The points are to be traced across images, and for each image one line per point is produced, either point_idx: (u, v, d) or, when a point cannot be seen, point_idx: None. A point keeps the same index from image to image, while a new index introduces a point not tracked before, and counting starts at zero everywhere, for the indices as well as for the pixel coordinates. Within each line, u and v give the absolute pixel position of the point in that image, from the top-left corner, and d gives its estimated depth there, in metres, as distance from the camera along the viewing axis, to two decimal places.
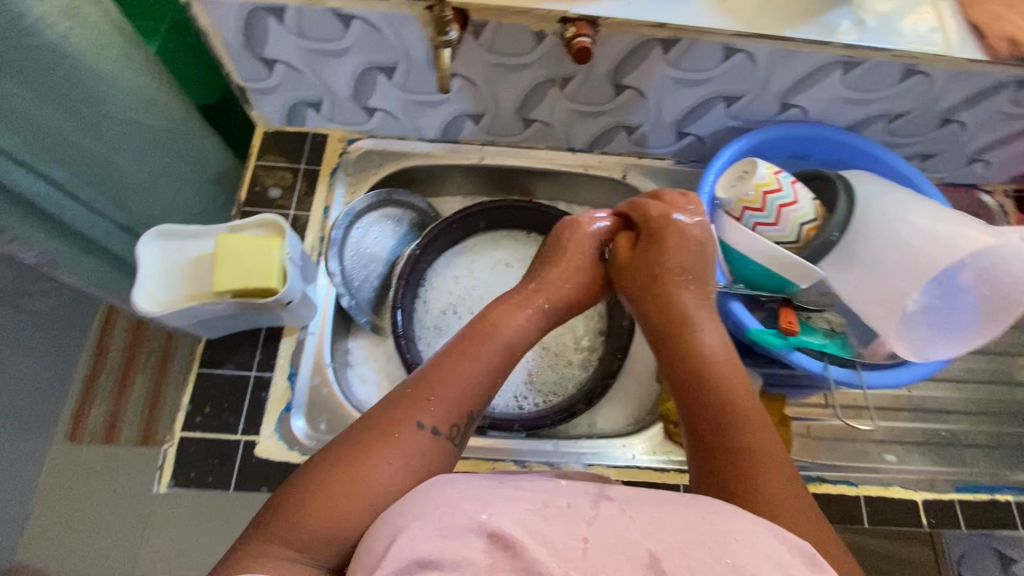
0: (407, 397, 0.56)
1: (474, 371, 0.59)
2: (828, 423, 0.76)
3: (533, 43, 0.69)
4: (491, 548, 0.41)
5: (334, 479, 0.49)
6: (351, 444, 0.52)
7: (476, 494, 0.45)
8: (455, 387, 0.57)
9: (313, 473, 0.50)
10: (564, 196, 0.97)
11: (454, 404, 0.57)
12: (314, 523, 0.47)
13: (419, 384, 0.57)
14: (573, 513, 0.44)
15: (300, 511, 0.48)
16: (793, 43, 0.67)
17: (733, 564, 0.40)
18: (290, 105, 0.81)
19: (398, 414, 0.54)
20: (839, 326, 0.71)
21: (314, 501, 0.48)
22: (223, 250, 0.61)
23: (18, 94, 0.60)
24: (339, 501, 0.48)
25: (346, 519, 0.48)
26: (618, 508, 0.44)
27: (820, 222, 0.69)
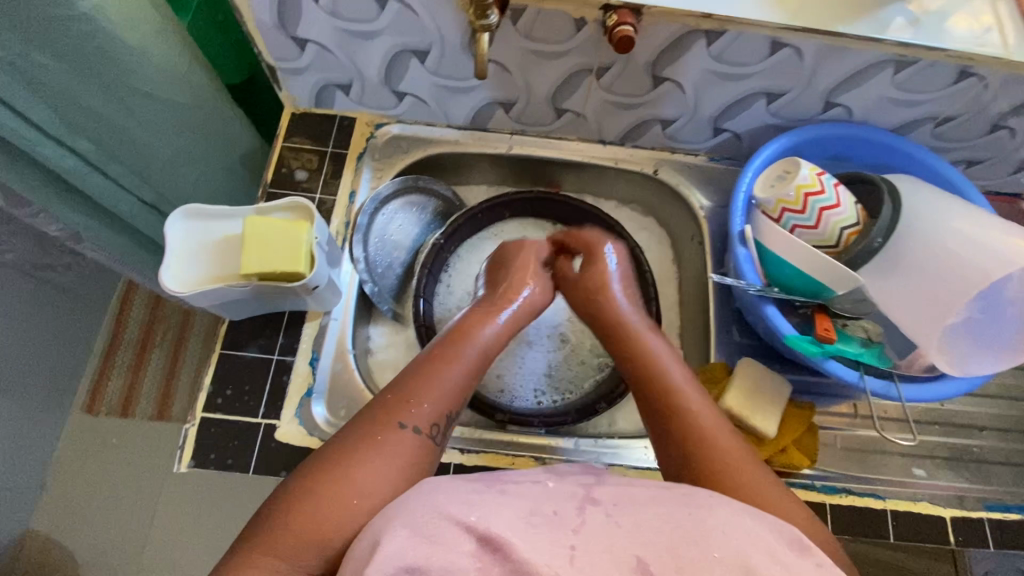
0: (385, 402, 0.58)
1: (449, 374, 0.62)
2: (855, 433, 0.74)
3: (572, 30, 0.67)
4: (481, 552, 0.42)
5: (318, 485, 0.50)
6: (335, 449, 0.53)
7: (462, 500, 0.47)
8: (431, 389, 0.60)
9: (298, 478, 0.51)
10: (592, 189, 0.95)
11: (432, 405, 0.59)
12: (301, 529, 0.48)
13: (396, 388, 0.60)
14: (559, 521, 0.45)
15: (286, 517, 0.48)
16: (844, 39, 0.64)
17: (721, 556, 0.41)
18: (319, 86, 0.80)
19: (378, 417, 0.56)
20: (875, 336, 0.67)
21: (299, 508, 0.49)
22: (250, 232, 0.61)
23: (49, 66, 0.59)
24: (322, 506, 0.49)
25: (331, 522, 0.48)
26: (602, 515, 0.46)
27: (861, 227, 0.67)
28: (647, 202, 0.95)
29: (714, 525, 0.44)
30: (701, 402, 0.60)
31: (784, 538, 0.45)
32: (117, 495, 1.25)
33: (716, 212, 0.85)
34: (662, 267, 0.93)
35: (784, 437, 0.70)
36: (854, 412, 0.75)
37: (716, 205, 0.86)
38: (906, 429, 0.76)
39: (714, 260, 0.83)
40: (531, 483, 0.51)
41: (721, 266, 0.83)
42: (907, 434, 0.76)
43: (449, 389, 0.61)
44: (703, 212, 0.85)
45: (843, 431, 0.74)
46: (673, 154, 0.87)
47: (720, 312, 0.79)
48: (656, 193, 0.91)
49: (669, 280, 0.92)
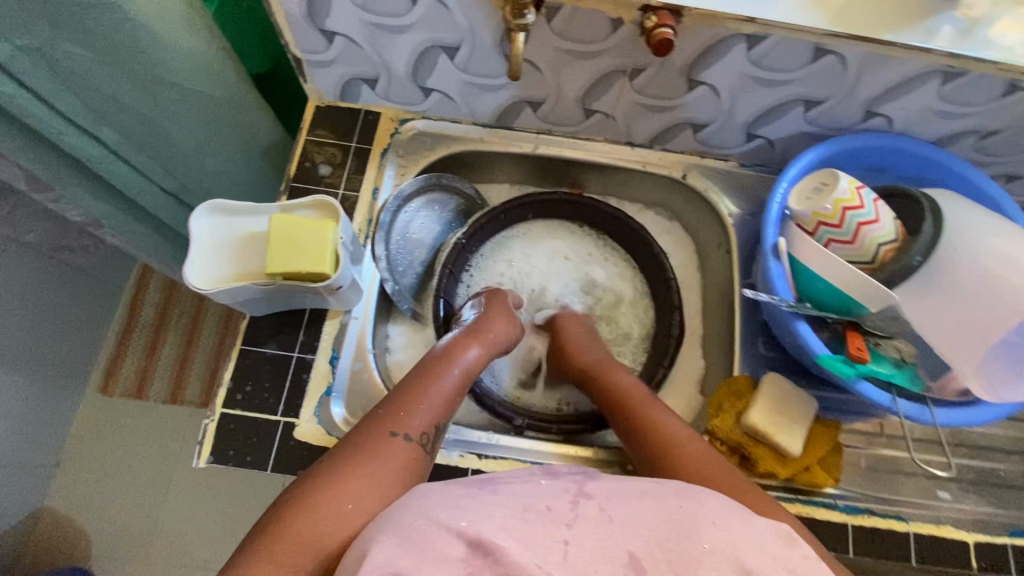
0: (378, 415, 0.59)
1: (437, 386, 0.65)
2: (878, 452, 0.73)
3: (608, 31, 0.65)
4: (472, 554, 0.41)
5: (320, 493, 0.50)
6: (333, 459, 0.54)
7: (453, 505, 0.45)
8: (421, 402, 0.62)
9: (299, 485, 0.51)
10: (617, 191, 0.94)
11: (424, 416, 0.61)
12: (301, 535, 0.47)
13: (388, 402, 0.61)
14: (551, 516, 0.44)
15: (286, 524, 0.48)
16: (891, 48, 0.62)
17: (712, 547, 0.41)
18: (345, 80, 0.78)
19: (373, 429, 0.57)
20: (909, 357, 0.66)
21: (299, 515, 0.48)
22: (276, 231, 0.60)
23: (78, 54, 0.59)
24: (323, 510, 0.48)
25: (330, 527, 0.48)
26: (595, 508, 0.45)
27: (899, 244, 0.64)
28: (672, 207, 0.93)
29: (704, 516, 0.44)
30: (683, 438, 0.63)
31: (773, 529, 0.45)
32: (131, 475, 1.28)
33: (745, 219, 0.83)
34: (686, 274, 0.92)
35: (808, 456, 0.68)
36: (880, 430, 0.74)
37: (745, 213, 0.84)
38: (942, 454, 0.74)
39: (742, 271, 0.81)
40: (527, 481, 0.50)
41: (749, 277, 0.81)
42: (942, 458, 0.74)
43: (439, 401, 0.63)
44: (731, 219, 0.83)
45: (869, 450, 0.73)
46: (703, 159, 0.85)
47: (745, 324, 0.77)
48: (683, 197, 0.89)
49: (692, 288, 0.91)
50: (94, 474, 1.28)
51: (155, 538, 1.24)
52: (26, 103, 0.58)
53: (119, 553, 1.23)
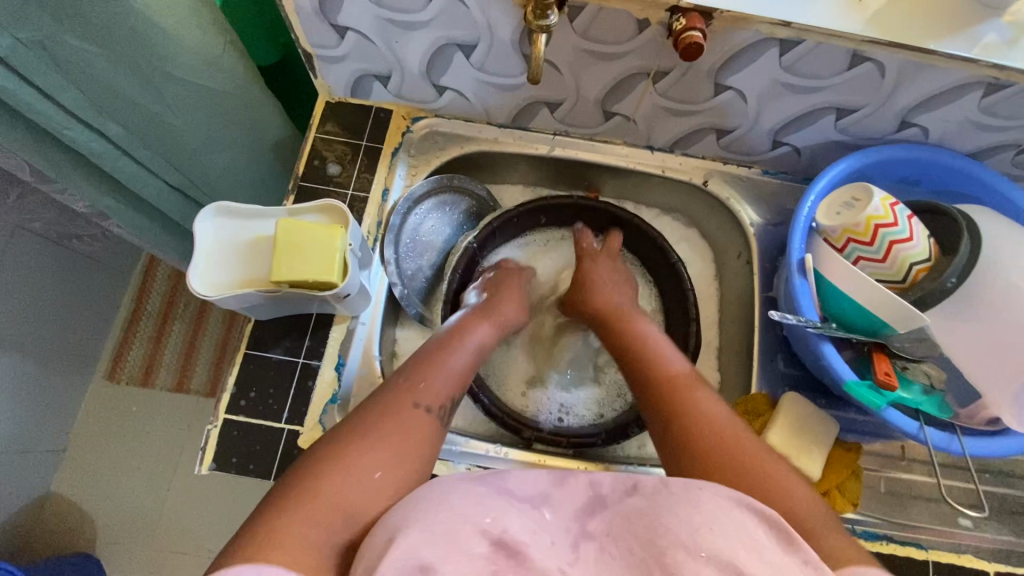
0: (398, 382, 0.58)
1: (456, 357, 0.64)
2: (899, 476, 0.70)
3: (633, 32, 0.61)
4: (496, 554, 0.41)
5: (345, 459, 0.48)
6: (355, 425, 0.52)
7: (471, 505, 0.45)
8: (441, 371, 0.61)
9: (320, 452, 0.50)
10: (633, 196, 0.91)
11: (444, 386, 0.60)
12: (329, 499, 0.45)
13: (408, 370, 0.60)
14: (554, 549, 0.44)
15: (312, 487, 0.46)
16: (933, 58, 0.58)
17: (709, 554, 0.41)
18: (357, 76, 0.75)
19: (395, 397, 0.56)
20: (938, 384, 0.63)
21: (327, 479, 0.47)
22: (283, 237, 0.58)
23: (81, 48, 0.57)
24: (352, 479, 0.47)
25: (359, 500, 0.47)
26: (595, 550, 0.45)
27: (933, 264, 0.62)
28: (691, 213, 0.90)
29: (702, 522, 0.43)
30: (705, 401, 0.59)
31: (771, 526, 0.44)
32: (136, 465, 1.28)
33: (767, 229, 0.80)
34: (702, 283, 0.89)
35: (826, 480, 0.66)
36: (901, 453, 0.72)
37: (767, 222, 0.80)
38: (968, 480, 0.71)
39: (763, 282, 0.78)
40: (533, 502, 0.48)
41: (769, 289, 0.78)
42: (967, 485, 0.70)
43: (459, 371, 0.63)
44: (753, 228, 0.80)
45: (887, 473, 0.70)
46: (725, 165, 0.82)
47: (764, 340, 0.75)
48: (703, 203, 0.86)
49: (709, 297, 0.88)
50: (99, 463, 1.27)
51: (160, 527, 1.25)
52: (27, 98, 0.56)
53: (125, 541, 1.24)
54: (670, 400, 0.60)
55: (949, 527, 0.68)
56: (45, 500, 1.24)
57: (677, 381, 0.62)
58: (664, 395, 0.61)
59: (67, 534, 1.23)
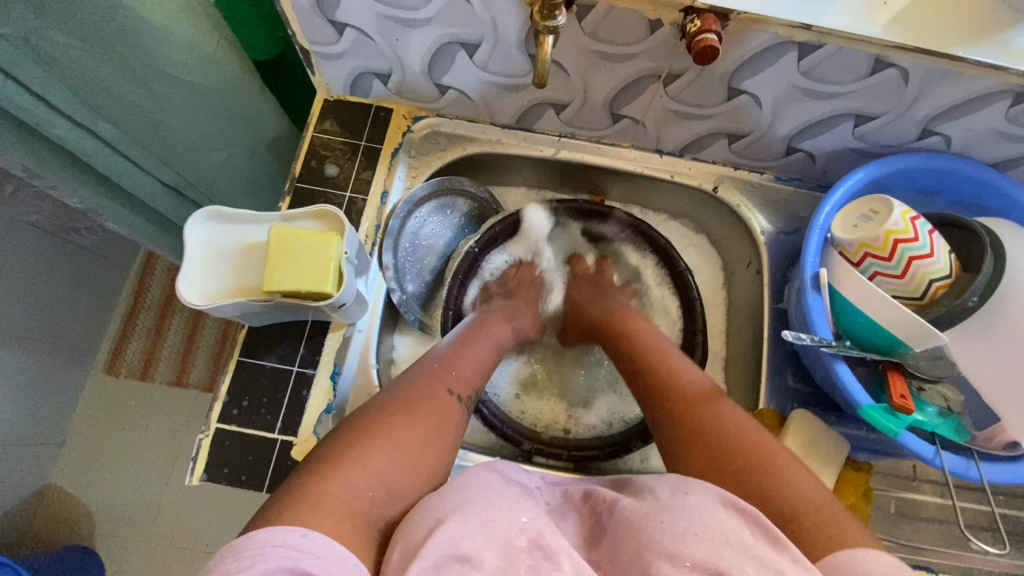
0: (430, 367, 0.60)
1: (481, 351, 0.68)
2: (909, 496, 0.68)
3: (645, 33, 0.59)
4: (534, 551, 0.41)
5: (391, 430, 0.50)
6: (395, 401, 0.54)
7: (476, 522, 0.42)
8: (469, 365, 0.64)
9: (365, 420, 0.52)
10: (640, 200, 0.88)
11: (472, 380, 0.63)
12: (373, 471, 0.47)
13: (441, 358, 0.63)
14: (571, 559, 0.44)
15: (358, 455, 0.47)
16: (961, 65, 0.55)
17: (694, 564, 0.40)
18: (356, 73, 0.73)
19: (431, 379, 0.59)
20: (955, 405, 0.60)
21: (375, 450, 0.48)
22: (276, 244, 0.56)
23: (67, 44, 0.54)
24: (394, 455, 0.49)
25: (401, 476, 0.48)
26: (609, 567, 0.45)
27: (953, 281, 0.59)
28: (699, 219, 0.87)
29: (686, 529, 0.43)
30: (706, 394, 0.59)
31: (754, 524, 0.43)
32: (132, 462, 1.27)
33: (779, 237, 0.77)
34: (710, 291, 0.87)
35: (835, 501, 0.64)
36: (912, 473, 0.69)
37: (778, 230, 0.78)
38: (982, 502, 0.69)
39: (773, 293, 0.76)
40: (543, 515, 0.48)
41: (779, 300, 0.75)
42: (982, 506, 0.68)
43: (483, 363, 0.67)
44: (763, 236, 0.77)
45: (898, 493, 0.69)
46: (736, 170, 0.79)
47: (773, 354, 0.73)
48: (712, 209, 0.83)
49: (716, 306, 0.86)
50: (95, 460, 1.26)
51: (157, 525, 1.24)
52: (10, 93, 0.53)
53: (122, 538, 1.23)
54: (672, 396, 0.60)
55: (962, 550, 0.66)
56: (42, 495, 1.24)
57: (681, 375, 0.62)
58: (666, 391, 0.61)
59: (64, 529, 1.23)
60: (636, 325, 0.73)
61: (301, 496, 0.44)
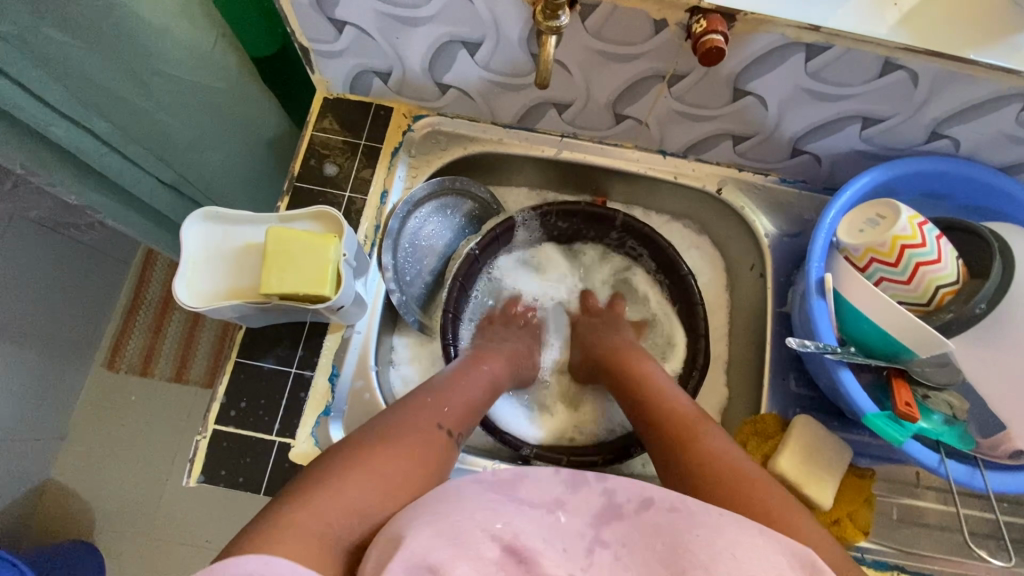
0: (419, 402, 0.58)
1: (475, 389, 0.65)
2: (912, 502, 0.68)
3: (649, 33, 0.58)
4: (505, 559, 0.41)
5: (368, 462, 0.48)
6: (376, 434, 0.52)
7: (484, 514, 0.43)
8: (461, 401, 0.62)
9: (342, 453, 0.49)
10: (642, 201, 0.88)
11: (461, 415, 0.61)
12: (343, 499, 0.44)
13: (429, 392, 0.61)
14: (566, 556, 0.43)
15: (330, 484, 0.45)
16: (972, 68, 0.54)
17: None
18: (356, 72, 0.72)
19: (419, 414, 0.57)
20: (961, 413, 0.60)
21: (347, 479, 0.46)
22: (272, 245, 0.55)
23: (62, 42, 0.53)
24: (367, 483, 0.46)
25: (374, 506, 0.46)
26: (609, 557, 0.44)
27: (960, 287, 0.58)
28: (703, 220, 0.86)
29: (721, 548, 0.41)
30: (706, 433, 0.58)
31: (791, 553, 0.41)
32: (132, 459, 1.27)
33: (783, 240, 0.77)
34: (712, 293, 0.86)
35: (837, 508, 0.63)
36: (915, 479, 0.69)
37: (782, 233, 0.77)
38: (986, 509, 0.68)
39: (776, 297, 0.75)
40: (544, 510, 0.47)
41: (783, 304, 0.74)
42: (985, 514, 0.68)
43: (476, 399, 0.64)
44: (767, 239, 0.77)
45: (900, 500, 0.68)
46: (740, 172, 0.78)
47: (776, 357, 0.72)
48: (715, 211, 0.82)
49: (719, 309, 0.85)
50: (95, 456, 1.26)
51: (157, 522, 1.24)
52: (5, 91, 0.52)
53: (121, 534, 1.23)
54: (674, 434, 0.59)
55: (964, 557, 0.66)
56: (42, 491, 1.24)
57: (681, 413, 0.62)
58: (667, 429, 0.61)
59: (65, 524, 1.23)
60: (641, 364, 0.71)
61: (264, 525, 0.41)
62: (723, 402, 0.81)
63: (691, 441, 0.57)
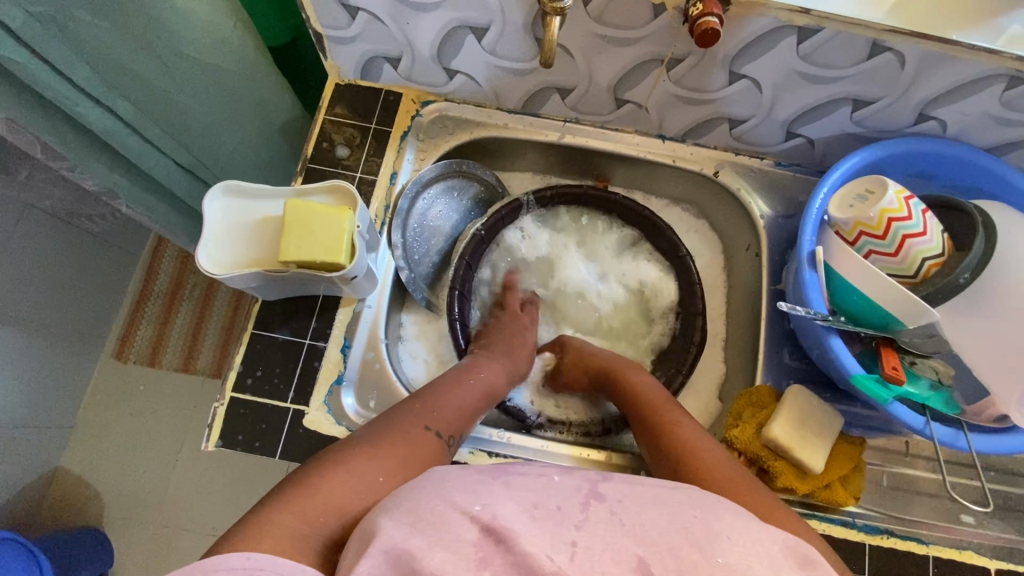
0: (410, 406, 0.58)
1: (473, 395, 0.65)
2: (901, 471, 0.70)
3: (648, 17, 0.61)
4: (484, 539, 0.39)
5: (353, 459, 0.49)
6: (366, 439, 0.52)
7: (468, 488, 0.43)
8: (456, 406, 0.62)
9: (331, 454, 0.50)
10: (642, 186, 0.91)
11: (457, 418, 0.61)
12: (326, 497, 0.45)
13: (425, 397, 0.61)
14: (561, 516, 0.42)
15: (315, 485, 0.46)
16: (956, 48, 0.57)
17: (725, 563, 0.38)
18: (367, 57, 0.75)
19: (408, 415, 0.57)
20: (947, 379, 0.63)
21: (332, 478, 0.47)
22: (289, 217, 0.58)
23: (93, 24, 0.56)
24: (353, 481, 0.47)
25: (357, 498, 0.46)
26: (607, 511, 0.42)
27: (945, 258, 0.61)
28: (701, 204, 0.89)
29: (720, 532, 0.41)
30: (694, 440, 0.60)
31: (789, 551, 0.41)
32: (142, 444, 1.29)
33: (777, 221, 0.79)
34: (710, 275, 0.89)
35: (827, 473, 0.66)
36: (905, 449, 0.71)
37: (778, 214, 0.79)
38: (973, 477, 0.70)
39: (771, 275, 0.78)
40: (536, 475, 0.47)
41: (778, 282, 0.77)
42: (973, 482, 0.70)
43: (471, 405, 0.64)
44: (763, 220, 0.79)
45: (890, 468, 0.70)
46: (736, 156, 0.81)
47: (771, 332, 0.75)
48: (713, 194, 0.85)
49: (716, 290, 0.88)
50: (106, 440, 1.29)
51: (165, 506, 1.26)
52: (42, 74, 0.55)
53: (131, 517, 1.26)
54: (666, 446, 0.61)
55: (952, 523, 0.68)
56: (55, 474, 1.26)
57: (672, 423, 0.63)
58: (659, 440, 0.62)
59: (75, 508, 1.25)
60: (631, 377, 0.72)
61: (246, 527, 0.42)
62: (720, 378, 0.83)
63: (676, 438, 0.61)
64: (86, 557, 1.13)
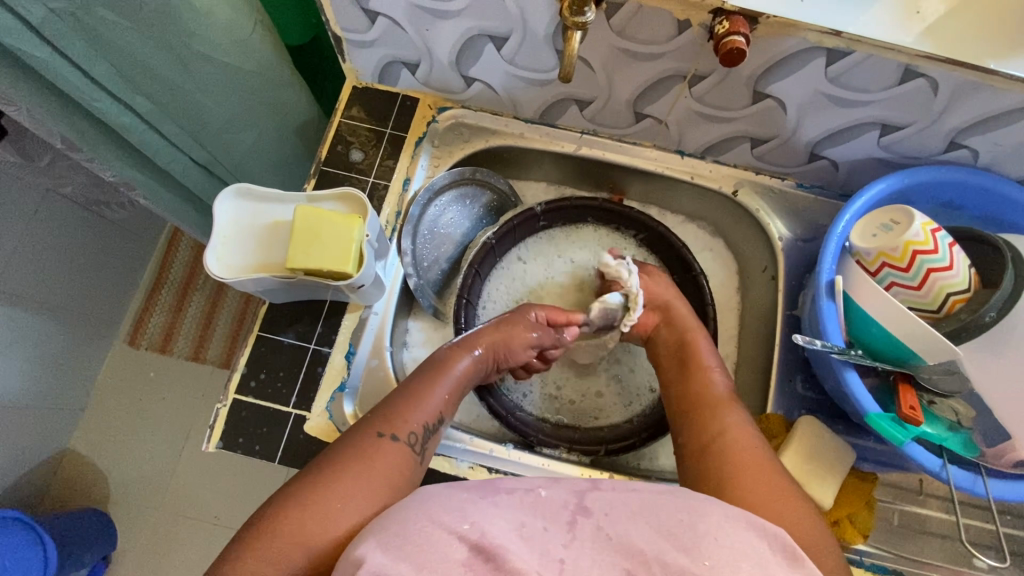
0: (365, 419, 0.56)
1: (439, 389, 0.62)
2: (912, 510, 0.68)
3: (673, 32, 0.59)
4: (475, 560, 0.38)
5: (318, 488, 0.48)
6: (320, 464, 0.51)
7: (458, 506, 0.42)
8: (417, 405, 0.59)
9: (290, 487, 0.49)
10: (657, 201, 0.89)
11: (418, 416, 0.58)
12: (282, 535, 0.45)
13: (383, 403, 0.58)
14: (546, 538, 0.40)
15: (270, 523, 0.46)
16: (992, 78, 0.55)
17: (713, 567, 0.38)
18: (386, 62, 0.74)
19: (360, 430, 0.55)
20: (966, 421, 0.61)
21: (286, 515, 0.46)
22: (300, 224, 0.58)
23: (114, 22, 0.56)
24: (312, 511, 0.46)
25: (317, 525, 0.46)
26: (593, 534, 0.41)
27: (971, 294, 0.58)
28: (715, 221, 0.87)
29: (706, 532, 0.40)
30: (739, 430, 0.59)
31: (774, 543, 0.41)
32: (149, 430, 1.30)
33: (795, 244, 0.77)
34: (724, 296, 0.87)
35: (838, 509, 0.64)
36: (918, 487, 0.69)
37: (797, 237, 0.78)
38: (988, 520, 0.68)
39: (787, 299, 0.76)
40: (525, 490, 0.45)
41: (793, 308, 0.75)
42: (987, 525, 0.67)
43: (438, 404, 0.61)
44: (781, 242, 0.77)
45: (901, 506, 0.68)
46: (757, 175, 0.79)
47: (784, 360, 0.73)
48: (732, 213, 0.83)
49: (728, 311, 0.86)
50: (114, 424, 1.30)
51: (166, 497, 1.27)
52: (61, 69, 0.56)
53: (134, 501, 1.27)
54: (715, 438, 0.59)
55: (964, 566, 0.65)
56: (64, 454, 1.28)
57: (724, 426, 0.60)
58: (710, 426, 0.61)
59: (83, 490, 1.26)
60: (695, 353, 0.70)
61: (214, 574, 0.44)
62: None
63: (720, 439, 0.59)
64: (90, 541, 1.13)
